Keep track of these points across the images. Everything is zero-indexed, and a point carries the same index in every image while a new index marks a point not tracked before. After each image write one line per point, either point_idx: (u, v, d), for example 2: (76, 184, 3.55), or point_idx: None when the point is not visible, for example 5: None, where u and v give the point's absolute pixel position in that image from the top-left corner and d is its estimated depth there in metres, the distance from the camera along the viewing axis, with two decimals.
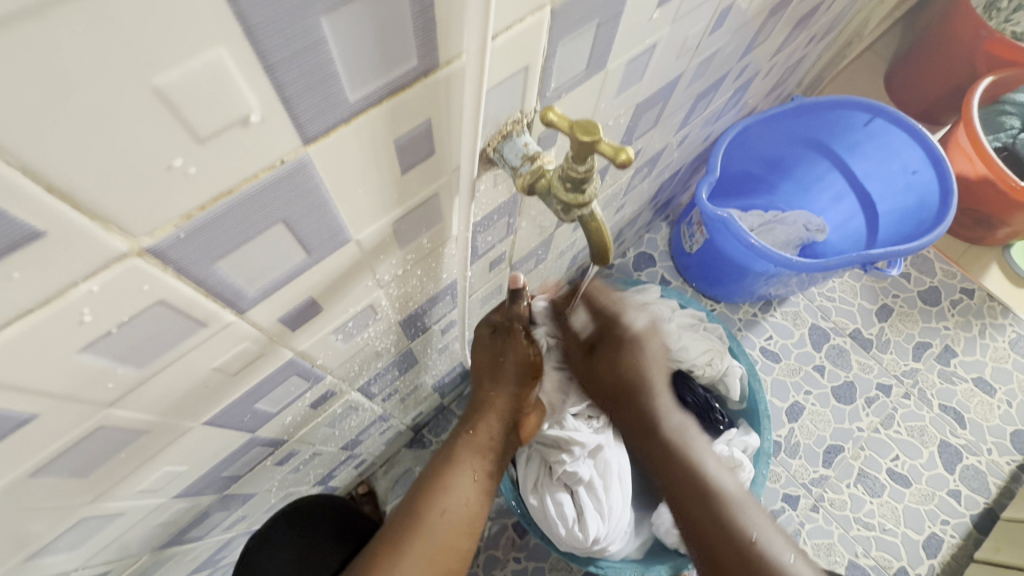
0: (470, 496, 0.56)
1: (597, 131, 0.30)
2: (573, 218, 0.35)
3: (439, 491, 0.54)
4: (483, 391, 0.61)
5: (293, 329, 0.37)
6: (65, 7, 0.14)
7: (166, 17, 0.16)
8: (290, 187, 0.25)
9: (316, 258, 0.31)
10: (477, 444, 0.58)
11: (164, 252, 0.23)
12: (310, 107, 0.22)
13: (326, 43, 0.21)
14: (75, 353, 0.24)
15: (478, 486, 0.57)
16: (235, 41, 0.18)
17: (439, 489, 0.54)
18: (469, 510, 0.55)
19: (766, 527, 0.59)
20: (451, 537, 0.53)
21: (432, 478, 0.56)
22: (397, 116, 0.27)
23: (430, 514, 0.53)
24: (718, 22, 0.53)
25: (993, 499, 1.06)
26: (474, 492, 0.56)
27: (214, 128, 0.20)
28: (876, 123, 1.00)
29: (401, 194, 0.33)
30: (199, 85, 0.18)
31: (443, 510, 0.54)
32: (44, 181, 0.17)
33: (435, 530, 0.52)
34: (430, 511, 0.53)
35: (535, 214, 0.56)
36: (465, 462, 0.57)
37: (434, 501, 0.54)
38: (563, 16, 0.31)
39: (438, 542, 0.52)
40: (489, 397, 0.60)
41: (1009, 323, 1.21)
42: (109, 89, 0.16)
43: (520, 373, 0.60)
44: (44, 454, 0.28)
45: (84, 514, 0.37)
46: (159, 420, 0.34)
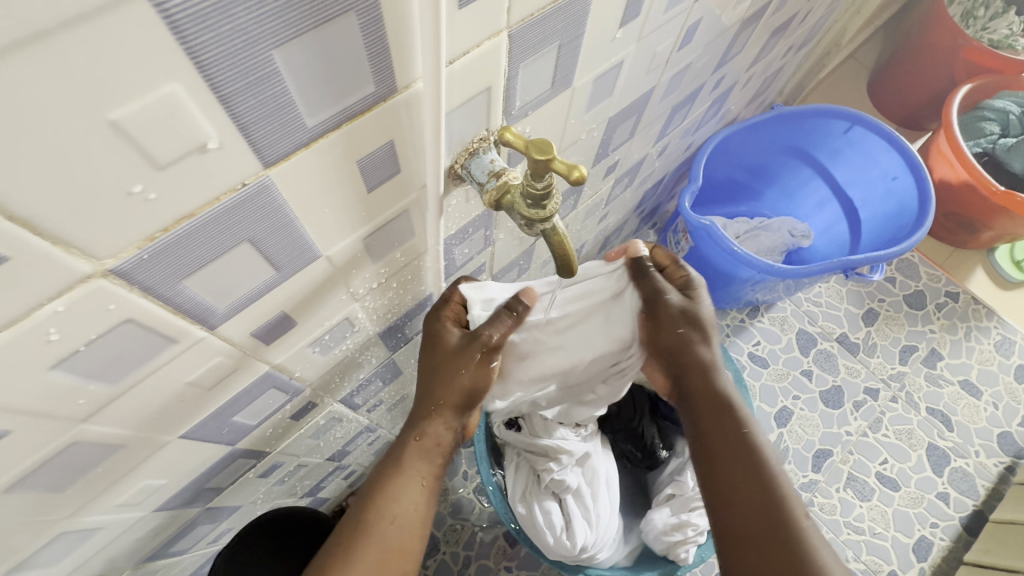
0: (421, 497, 0.51)
1: (551, 149, 0.31)
2: (536, 232, 0.36)
3: (387, 499, 0.49)
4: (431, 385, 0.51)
5: (267, 343, 0.37)
6: (20, 51, 0.15)
7: (119, 59, 0.17)
8: (253, 208, 0.26)
9: (285, 274, 0.32)
10: (426, 447, 0.52)
11: (128, 273, 0.24)
12: (267, 133, 0.23)
13: (279, 74, 0.22)
14: (44, 371, 0.25)
15: (430, 488, 0.52)
16: (189, 77, 0.19)
17: (389, 496, 0.49)
18: (422, 509, 0.51)
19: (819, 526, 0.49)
20: (405, 540, 0.49)
21: (379, 483, 0.50)
22: (358, 138, 0.28)
23: (379, 524, 0.48)
24: (688, 36, 0.55)
25: (982, 501, 1.06)
26: (428, 489, 0.51)
27: (173, 156, 0.21)
28: (855, 130, 1.02)
29: (368, 211, 0.34)
30: (156, 118, 0.19)
31: (394, 516, 0.49)
32: (6, 210, 0.18)
33: (385, 539, 0.48)
34: (379, 521, 0.48)
35: (513, 226, 0.57)
36: (414, 468, 0.51)
37: (383, 509, 0.49)
38: (521, 39, 0.32)
39: (391, 548, 0.48)
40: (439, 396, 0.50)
41: (994, 326, 1.23)
42: (68, 123, 0.17)
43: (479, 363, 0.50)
44: (17, 469, 0.29)
45: (62, 528, 0.37)
46: (135, 435, 0.35)
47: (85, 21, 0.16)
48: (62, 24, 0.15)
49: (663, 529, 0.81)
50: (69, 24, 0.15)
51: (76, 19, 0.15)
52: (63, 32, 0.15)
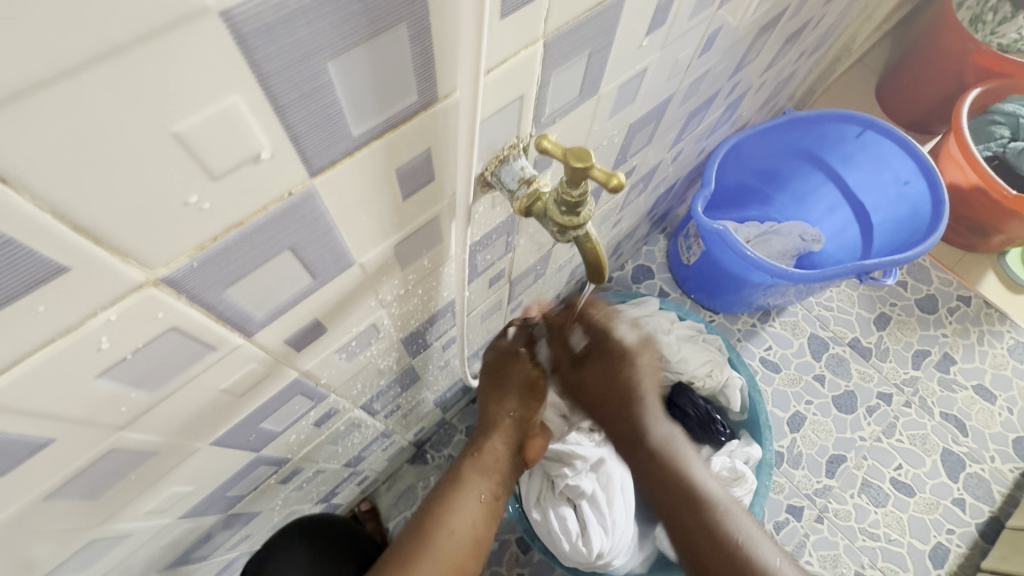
0: (477, 516, 0.56)
1: (589, 157, 0.31)
2: (569, 238, 0.36)
3: (447, 511, 0.55)
4: (490, 408, 0.62)
5: (298, 350, 0.38)
6: (94, 66, 0.15)
7: (187, 72, 0.17)
8: (297, 216, 0.26)
9: (321, 281, 0.33)
10: (483, 465, 0.59)
11: (177, 281, 0.24)
12: (316, 143, 0.24)
13: (331, 86, 0.22)
14: (92, 379, 0.25)
15: (485, 508, 0.57)
16: (249, 88, 0.19)
17: (449, 508, 0.55)
18: (475, 530, 0.55)
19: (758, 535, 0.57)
20: (460, 554, 0.53)
21: (438, 500, 0.56)
22: (398, 146, 0.28)
23: (439, 533, 0.53)
24: (707, 43, 0.55)
25: (998, 507, 1.05)
26: (482, 513, 0.57)
27: (227, 166, 0.21)
28: (867, 134, 1.02)
29: (401, 218, 0.34)
30: (214, 129, 0.19)
31: (452, 529, 0.54)
32: (70, 221, 0.18)
33: (443, 549, 0.53)
34: (440, 531, 0.53)
35: (532, 232, 0.58)
36: (473, 485, 0.58)
37: (443, 520, 0.54)
38: (555, 48, 0.32)
39: (448, 560, 0.52)
40: (496, 416, 0.61)
41: (1007, 330, 1.22)
42: (133, 136, 0.18)
43: (526, 388, 0.62)
44: (58, 477, 0.29)
45: (93, 536, 0.38)
46: (168, 442, 0.35)
47: (157, 36, 0.16)
48: (135, 39, 0.15)
49: None
50: (142, 39, 0.16)
51: (148, 35, 0.16)
52: (135, 46, 0.16)
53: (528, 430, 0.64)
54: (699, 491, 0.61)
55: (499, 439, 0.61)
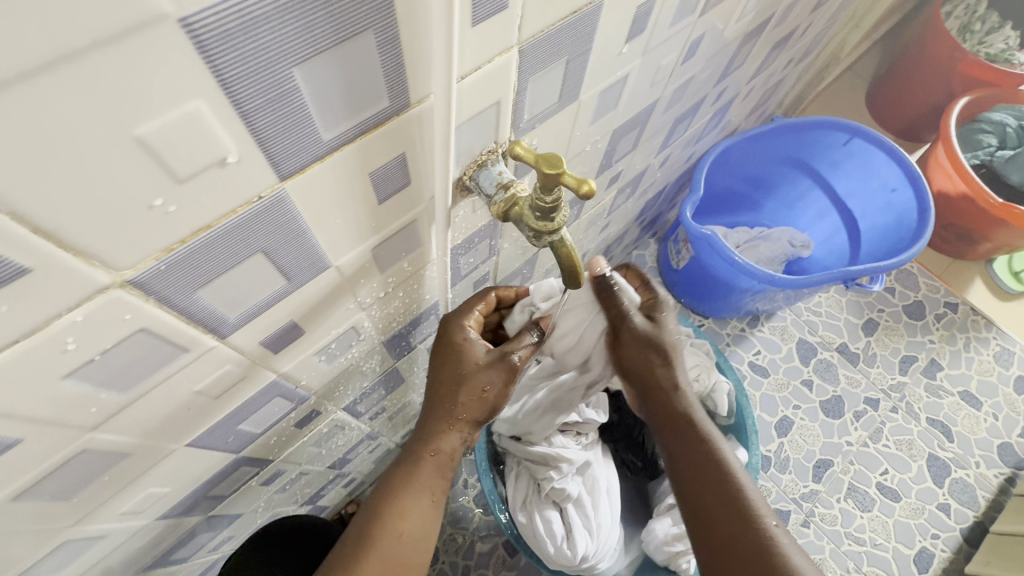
0: (427, 514, 0.54)
1: (561, 163, 0.32)
2: (544, 243, 0.37)
3: (394, 514, 0.52)
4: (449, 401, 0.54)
5: (275, 352, 0.38)
6: (48, 72, 0.15)
7: (147, 77, 0.18)
8: (269, 220, 0.27)
9: (296, 283, 0.33)
10: (437, 462, 0.55)
11: (144, 283, 0.24)
12: (285, 147, 0.24)
13: (299, 91, 0.22)
14: (57, 380, 0.25)
15: (436, 504, 0.55)
16: (213, 93, 0.19)
17: (397, 513, 0.52)
18: (427, 527, 0.54)
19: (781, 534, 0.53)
20: (410, 553, 0.52)
21: (385, 498, 0.53)
22: (371, 150, 0.28)
23: (386, 538, 0.51)
24: (691, 50, 0.56)
25: (982, 512, 1.06)
26: (433, 509, 0.54)
27: (193, 170, 0.21)
28: (855, 142, 1.03)
29: (377, 222, 0.34)
30: (178, 133, 0.20)
31: (400, 531, 0.52)
32: (30, 222, 0.18)
33: (392, 554, 0.51)
34: (387, 537, 0.51)
35: (517, 236, 0.58)
36: (425, 484, 0.54)
37: (391, 525, 0.51)
38: (531, 54, 0.33)
39: (395, 561, 0.51)
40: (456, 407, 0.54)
41: (993, 337, 1.23)
42: (93, 139, 0.18)
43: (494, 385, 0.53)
44: (25, 478, 0.29)
45: (66, 536, 0.38)
46: (142, 442, 0.35)
47: (116, 42, 0.16)
48: (91, 45, 0.16)
49: (664, 539, 0.81)
50: (99, 45, 0.16)
51: (105, 41, 0.16)
52: (93, 51, 0.16)
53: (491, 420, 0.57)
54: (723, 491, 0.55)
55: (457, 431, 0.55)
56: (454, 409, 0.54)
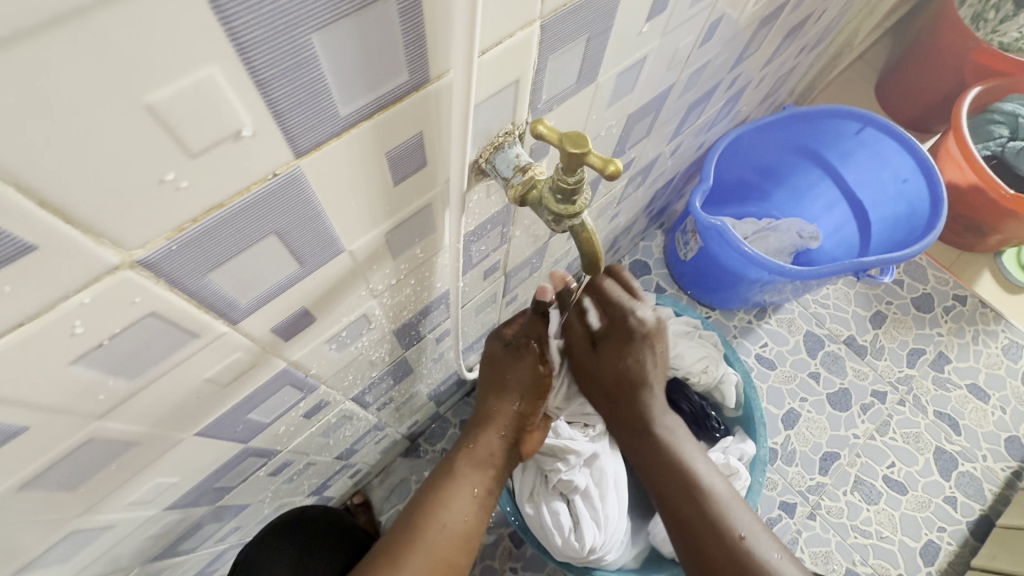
0: (470, 511, 0.56)
1: (586, 142, 0.30)
2: (564, 228, 0.36)
3: (440, 505, 0.55)
4: (490, 401, 0.62)
5: (285, 340, 0.37)
6: (56, 29, 0.14)
7: (159, 39, 0.16)
8: (283, 199, 0.25)
9: (309, 268, 0.32)
10: (477, 459, 0.59)
11: (155, 264, 0.23)
12: (301, 121, 0.23)
13: (318, 60, 0.21)
14: (65, 365, 0.24)
15: (478, 503, 0.57)
16: (228, 58, 0.18)
17: (442, 502, 0.55)
18: (468, 525, 0.55)
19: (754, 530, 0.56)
20: (451, 550, 0.53)
21: (432, 493, 0.56)
22: (389, 128, 0.27)
23: (431, 527, 0.53)
24: (708, 34, 0.54)
25: (988, 505, 1.06)
26: (474, 507, 0.56)
27: (206, 143, 0.20)
28: (867, 131, 1.01)
29: (391, 205, 0.33)
30: (191, 101, 0.18)
31: (444, 524, 0.54)
32: (35, 197, 0.17)
33: (435, 542, 0.52)
34: (433, 524, 0.53)
35: (528, 224, 0.57)
36: (467, 478, 0.58)
37: (436, 514, 0.54)
38: (552, 30, 0.32)
39: (437, 557, 0.52)
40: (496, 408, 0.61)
41: (1002, 330, 1.22)
42: (102, 106, 0.17)
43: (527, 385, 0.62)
44: (31, 467, 0.28)
45: (74, 526, 0.37)
46: (150, 431, 0.34)
47: None
48: (99, 1, 0.14)
49: None
50: (108, 1, 0.15)
51: None
52: (102, 7, 0.15)
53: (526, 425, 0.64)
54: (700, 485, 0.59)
55: (498, 428, 0.61)
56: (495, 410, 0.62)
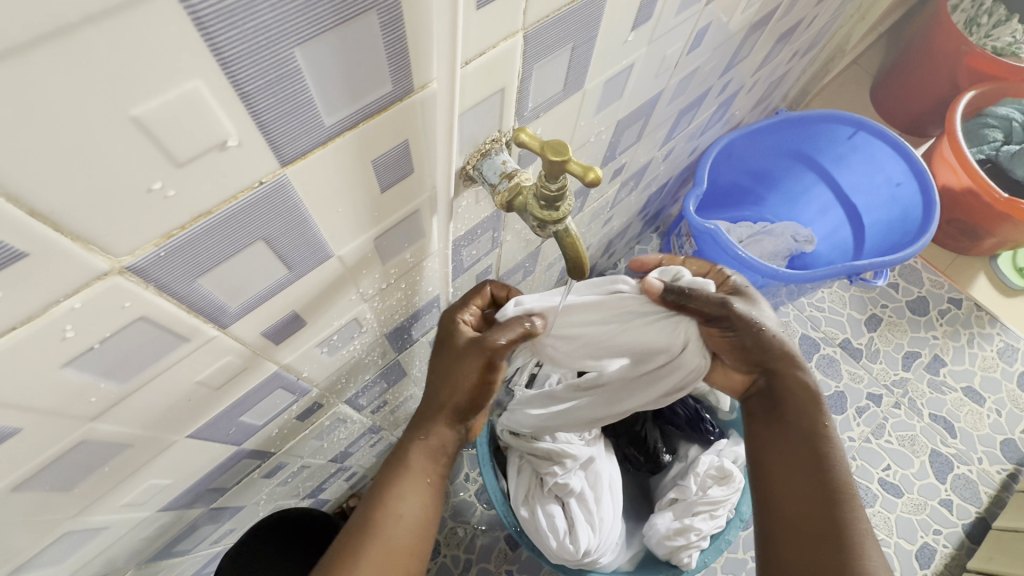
0: (426, 500, 0.51)
1: (567, 151, 0.31)
2: (548, 233, 0.36)
3: (391, 499, 0.50)
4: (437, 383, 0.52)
5: (276, 343, 0.37)
6: (44, 46, 0.15)
7: (144, 55, 0.17)
8: (270, 207, 0.26)
9: (297, 273, 0.32)
10: (430, 448, 0.52)
11: (143, 270, 0.24)
12: (286, 131, 0.23)
13: (300, 72, 0.22)
14: (56, 368, 0.25)
15: (434, 489, 0.52)
16: (212, 73, 0.19)
17: (394, 495, 0.50)
18: (425, 513, 0.51)
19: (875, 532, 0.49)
20: (410, 541, 0.50)
21: (384, 484, 0.51)
22: (374, 136, 0.28)
23: (384, 524, 0.49)
24: (697, 40, 0.55)
25: (984, 508, 1.06)
26: (430, 495, 0.52)
27: (191, 153, 0.21)
28: (859, 136, 1.02)
29: (379, 212, 0.34)
30: (177, 114, 0.19)
31: (400, 515, 0.49)
32: (25, 206, 0.18)
33: (390, 538, 0.49)
34: (385, 520, 0.49)
35: (520, 228, 0.57)
36: (419, 469, 0.52)
37: (388, 507, 0.49)
38: (536, 40, 0.32)
39: (397, 550, 0.49)
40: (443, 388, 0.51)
41: (997, 333, 1.23)
42: (89, 118, 0.17)
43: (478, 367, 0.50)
44: (26, 468, 0.29)
45: (67, 528, 0.37)
46: (142, 434, 0.34)
47: (113, 15, 0.16)
48: (86, 19, 0.15)
49: (665, 534, 0.81)
50: (94, 19, 0.15)
51: (100, 14, 0.15)
52: (88, 25, 0.15)
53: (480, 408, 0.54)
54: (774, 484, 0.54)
55: (447, 413, 0.52)
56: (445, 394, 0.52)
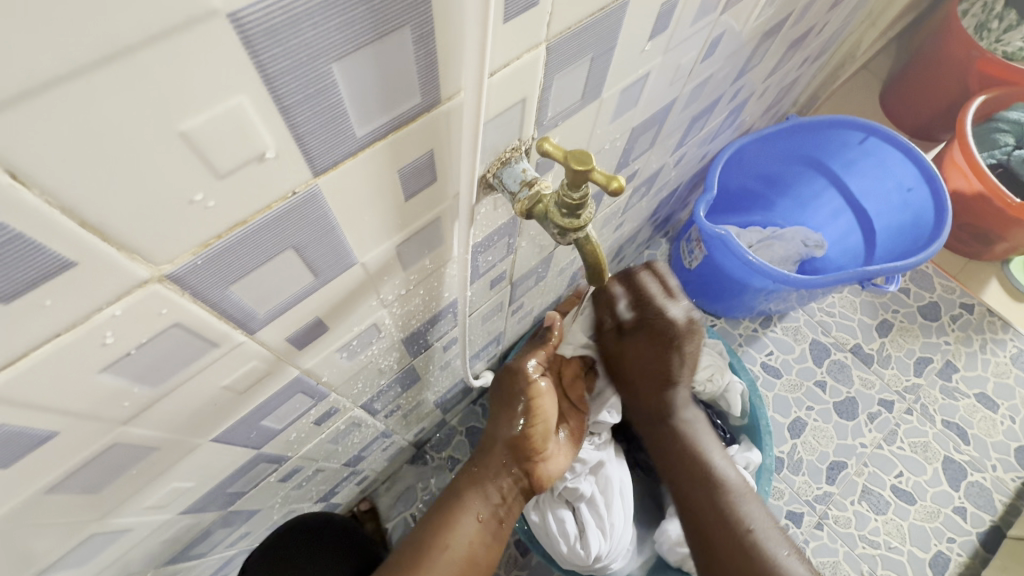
0: (473, 535, 0.57)
1: (590, 160, 0.32)
2: (569, 241, 0.37)
3: (442, 528, 0.56)
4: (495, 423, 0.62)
5: (300, 348, 0.38)
6: (103, 67, 0.16)
7: (194, 74, 0.18)
8: (302, 215, 0.27)
9: (323, 280, 0.33)
10: (480, 482, 0.60)
11: (181, 278, 0.24)
12: (320, 143, 0.24)
13: (336, 86, 0.22)
14: (95, 373, 0.25)
15: (482, 526, 0.58)
16: (255, 88, 0.20)
17: (446, 524, 0.56)
18: (472, 548, 0.57)
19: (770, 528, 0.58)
20: (454, 573, 0.54)
21: (439, 515, 0.57)
22: (401, 147, 0.28)
23: (434, 548, 0.54)
24: (710, 49, 0.55)
25: (999, 516, 1.05)
26: (479, 532, 0.58)
27: (232, 165, 0.21)
28: (871, 141, 1.02)
29: (403, 219, 0.34)
30: (221, 128, 0.20)
31: (447, 545, 0.55)
32: (77, 217, 0.19)
33: (439, 563, 0.53)
34: (436, 545, 0.54)
35: (534, 234, 0.58)
36: (471, 503, 0.58)
37: (441, 535, 0.55)
38: (558, 51, 0.33)
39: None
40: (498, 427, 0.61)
41: (1010, 338, 1.22)
42: (140, 134, 0.18)
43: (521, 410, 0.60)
44: (59, 471, 0.30)
45: (95, 529, 0.38)
46: (170, 437, 0.35)
47: (168, 37, 0.16)
48: (143, 41, 0.16)
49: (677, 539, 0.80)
50: (150, 41, 0.16)
51: (157, 36, 0.16)
52: (145, 47, 0.16)
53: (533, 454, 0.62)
54: (712, 472, 0.62)
55: (499, 452, 0.61)
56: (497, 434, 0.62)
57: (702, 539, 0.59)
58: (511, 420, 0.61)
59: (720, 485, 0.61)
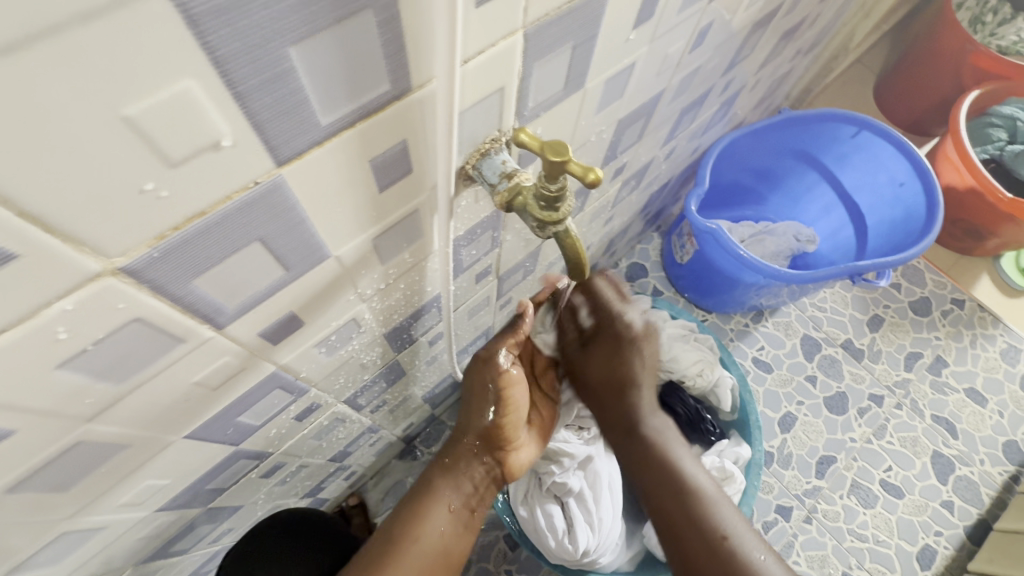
0: (444, 527, 0.57)
1: (567, 152, 0.31)
2: (548, 234, 0.36)
3: (413, 521, 0.56)
4: (466, 414, 0.61)
5: (274, 343, 0.37)
6: (31, 46, 0.15)
7: (136, 55, 0.17)
8: (266, 206, 0.26)
9: (295, 273, 0.32)
10: (452, 474, 0.60)
11: (138, 271, 0.23)
12: (282, 131, 0.23)
13: (295, 71, 0.21)
14: (51, 370, 0.25)
15: (453, 518, 0.58)
16: (205, 72, 0.19)
17: (417, 517, 0.56)
18: (443, 540, 0.57)
19: (741, 528, 0.58)
20: (424, 566, 0.54)
21: (410, 507, 0.57)
22: (371, 136, 0.27)
23: (405, 542, 0.54)
24: (698, 39, 0.54)
25: (986, 510, 1.05)
26: (450, 523, 0.58)
27: (185, 152, 0.20)
28: (863, 135, 1.01)
29: (378, 211, 0.33)
30: (170, 113, 0.19)
31: (418, 539, 0.55)
32: (16, 206, 0.18)
33: (410, 557, 0.54)
34: (407, 539, 0.54)
35: (520, 227, 0.57)
36: (441, 495, 0.58)
37: (411, 529, 0.55)
38: (536, 38, 0.32)
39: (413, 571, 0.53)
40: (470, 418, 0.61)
41: (1000, 333, 1.22)
42: (80, 118, 0.17)
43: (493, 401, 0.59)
44: (21, 469, 0.29)
45: (65, 527, 0.37)
46: (140, 434, 0.34)
47: (103, 15, 0.15)
48: (75, 19, 0.15)
49: None
50: (83, 19, 0.15)
51: (91, 13, 0.15)
52: (77, 25, 0.15)
53: (505, 444, 0.63)
54: (684, 480, 0.62)
55: (471, 444, 0.61)
56: (467, 424, 0.61)
57: (674, 538, 0.59)
58: (481, 412, 0.60)
59: (691, 492, 0.61)
